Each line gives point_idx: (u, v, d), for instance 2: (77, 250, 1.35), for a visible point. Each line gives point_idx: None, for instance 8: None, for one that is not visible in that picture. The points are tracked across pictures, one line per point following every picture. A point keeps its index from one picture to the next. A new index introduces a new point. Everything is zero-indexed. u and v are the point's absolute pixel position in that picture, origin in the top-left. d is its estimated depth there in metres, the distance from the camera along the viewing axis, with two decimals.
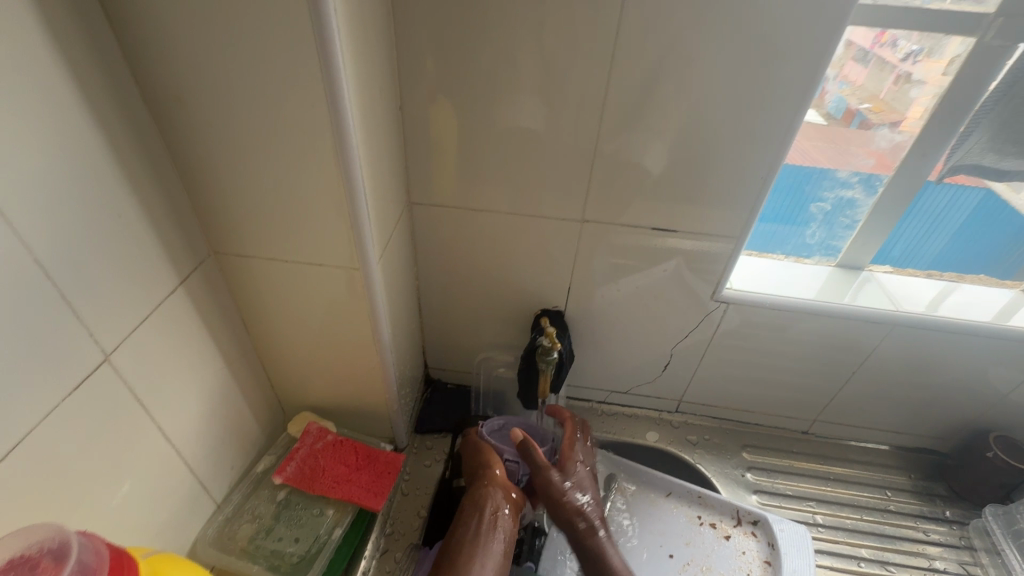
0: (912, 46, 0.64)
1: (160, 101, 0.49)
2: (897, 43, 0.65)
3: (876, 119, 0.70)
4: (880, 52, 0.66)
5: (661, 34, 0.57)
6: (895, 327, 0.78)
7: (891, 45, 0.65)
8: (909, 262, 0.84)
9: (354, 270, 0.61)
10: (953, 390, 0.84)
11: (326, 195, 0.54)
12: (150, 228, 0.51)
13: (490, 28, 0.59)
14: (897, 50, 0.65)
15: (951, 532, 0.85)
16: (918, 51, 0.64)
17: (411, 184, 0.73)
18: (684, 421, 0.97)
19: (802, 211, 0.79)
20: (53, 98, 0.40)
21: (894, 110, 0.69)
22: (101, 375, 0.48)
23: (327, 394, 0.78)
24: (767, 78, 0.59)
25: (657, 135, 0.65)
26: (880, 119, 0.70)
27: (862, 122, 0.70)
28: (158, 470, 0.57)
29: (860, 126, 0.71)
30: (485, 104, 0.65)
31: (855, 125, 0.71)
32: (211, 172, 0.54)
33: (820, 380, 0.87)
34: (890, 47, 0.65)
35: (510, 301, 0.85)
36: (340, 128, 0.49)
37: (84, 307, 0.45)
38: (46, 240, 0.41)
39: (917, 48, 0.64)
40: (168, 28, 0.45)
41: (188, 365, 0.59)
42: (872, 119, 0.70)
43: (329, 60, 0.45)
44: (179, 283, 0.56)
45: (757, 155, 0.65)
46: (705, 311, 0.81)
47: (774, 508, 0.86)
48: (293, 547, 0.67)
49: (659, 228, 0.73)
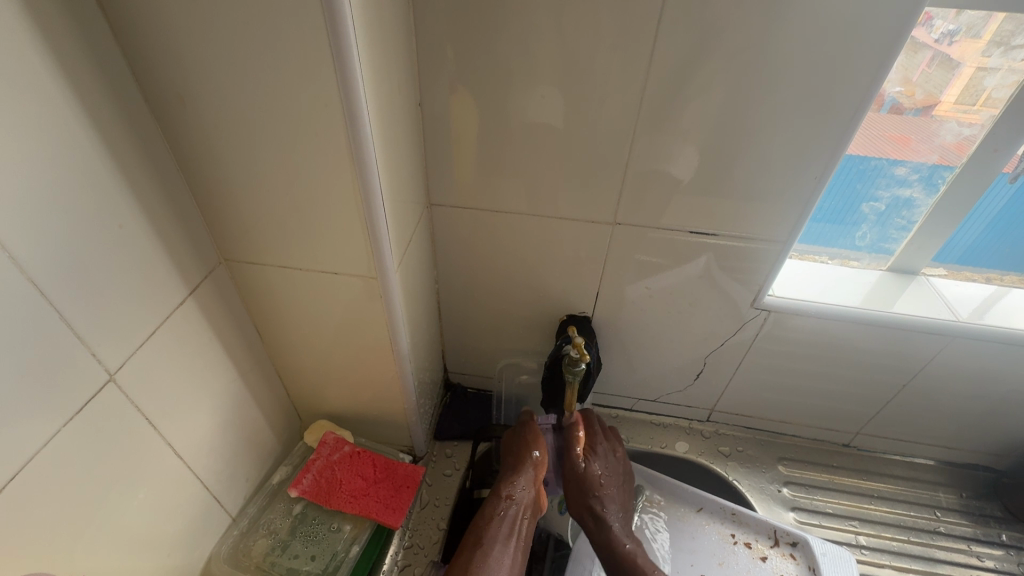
0: (949, 25, 0.58)
1: (162, 102, 0.46)
2: (933, 23, 0.57)
3: (908, 103, 0.63)
4: (915, 33, 0.58)
5: (705, 22, 0.52)
6: (954, 340, 0.72)
7: (928, 25, 0.57)
8: (947, 255, 0.76)
9: (371, 279, 0.57)
10: (1013, 406, 0.78)
11: (340, 199, 0.50)
12: (155, 238, 0.48)
13: (515, 17, 0.54)
14: (932, 31, 0.58)
15: (1007, 558, 0.79)
16: (956, 30, 0.58)
17: (430, 185, 0.69)
18: (715, 431, 0.92)
19: (853, 210, 0.73)
20: (43, 101, 0.36)
21: (927, 95, 0.62)
22: (106, 396, 0.45)
23: (344, 402, 0.75)
24: (825, 69, 0.53)
25: (696, 132, 0.59)
26: (912, 103, 0.63)
27: (892, 107, 0.63)
28: (170, 489, 0.54)
29: (890, 111, 0.64)
30: (508, 99, 0.60)
31: (885, 110, 0.64)
32: (220, 177, 0.50)
33: (865, 392, 0.82)
34: (926, 28, 0.58)
35: (533, 306, 0.81)
36: (355, 129, 0.45)
37: (86, 325, 0.42)
38: (39, 257, 0.38)
39: (954, 28, 0.58)
40: (167, 22, 0.41)
41: (199, 379, 0.56)
42: (903, 104, 0.63)
43: (342, 55, 0.41)
44: (188, 293, 0.53)
45: (812, 155, 0.59)
46: (743, 319, 0.76)
47: (813, 528, 0.82)
48: (309, 565, 0.65)
49: (697, 231, 0.68)
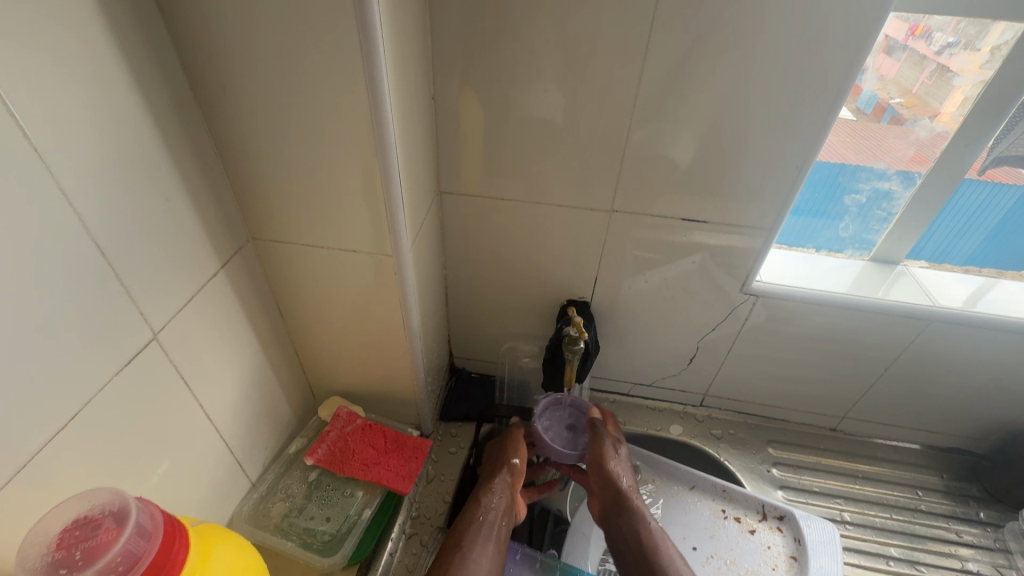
0: (948, 38, 0.63)
1: (205, 89, 0.51)
2: (933, 35, 0.64)
3: (908, 113, 0.69)
4: (914, 45, 0.65)
5: (697, 24, 0.57)
6: (930, 324, 0.76)
7: (927, 37, 0.64)
8: (941, 260, 0.82)
9: (385, 257, 0.62)
10: (989, 390, 0.83)
11: (360, 181, 0.55)
12: (194, 213, 0.53)
13: (523, 17, 0.59)
14: (932, 43, 0.64)
15: (984, 535, 0.83)
16: (955, 42, 0.63)
17: (441, 174, 0.74)
18: (708, 415, 0.96)
19: (836, 203, 0.77)
20: (107, 83, 0.42)
21: (928, 105, 0.68)
22: (148, 353, 0.50)
23: (356, 380, 0.79)
24: (805, 67, 0.58)
25: (688, 125, 0.64)
26: (912, 113, 0.69)
27: (893, 117, 0.70)
28: (199, 447, 0.59)
29: (890, 121, 0.70)
30: (514, 94, 0.65)
31: (886, 119, 0.70)
32: (251, 159, 0.55)
33: (850, 376, 0.86)
34: (925, 40, 0.64)
35: (536, 293, 0.86)
36: (377, 116, 0.50)
37: (134, 286, 0.47)
38: (99, 221, 0.43)
39: (954, 40, 0.63)
40: (213, 16, 0.46)
41: (227, 346, 0.61)
42: (904, 113, 0.69)
43: (369, 48, 0.46)
44: (220, 266, 0.58)
45: (796, 147, 0.64)
46: (732, 305, 0.80)
47: (800, 505, 0.86)
48: (324, 526, 0.69)
49: (689, 220, 0.72)
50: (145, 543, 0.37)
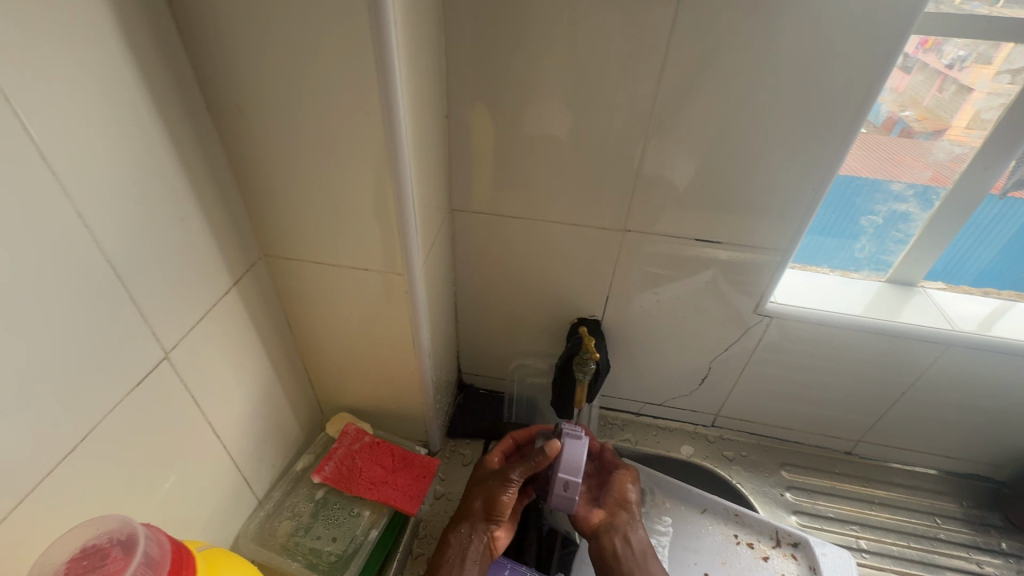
0: (959, 51, 0.62)
1: (221, 108, 0.51)
2: (943, 49, 0.62)
3: (919, 127, 0.68)
4: (925, 57, 0.63)
5: (710, 44, 0.57)
6: (949, 348, 0.74)
7: (938, 51, 0.62)
8: (955, 278, 0.80)
9: (397, 275, 0.61)
10: (1012, 415, 0.80)
11: (374, 200, 0.55)
12: (208, 231, 0.53)
13: (538, 37, 0.59)
14: (943, 56, 0.63)
15: (1007, 566, 0.81)
16: (966, 56, 0.62)
17: (453, 192, 0.74)
18: (720, 436, 0.95)
19: (852, 224, 0.77)
20: (124, 104, 0.42)
21: (939, 118, 0.67)
22: (160, 372, 0.50)
23: (364, 396, 0.79)
24: (822, 88, 0.58)
25: (702, 145, 0.64)
26: (924, 127, 0.68)
27: (903, 130, 0.68)
28: (207, 464, 0.58)
29: (901, 134, 0.68)
30: (527, 111, 0.65)
31: (896, 132, 0.68)
32: (266, 179, 0.56)
33: (867, 400, 0.84)
34: (936, 53, 0.63)
35: (546, 310, 0.85)
36: (392, 135, 0.50)
37: (147, 305, 0.47)
38: (114, 240, 0.43)
39: (965, 54, 0.62)
40: (229, 36, 0.46)
41: (237, 363, 0.61)
42: (915, 127, 0.68)
43: (386, 69, 0.46)
44: (232, 284, 0.58)
45: (809, 170, 0.64)
46: (746, 325, 0.79)
47: (814, 531, 0.84)
48: (330, 546, 0.68)
49: (703, 239, 0.72)
50: (151, 571, 0.36)
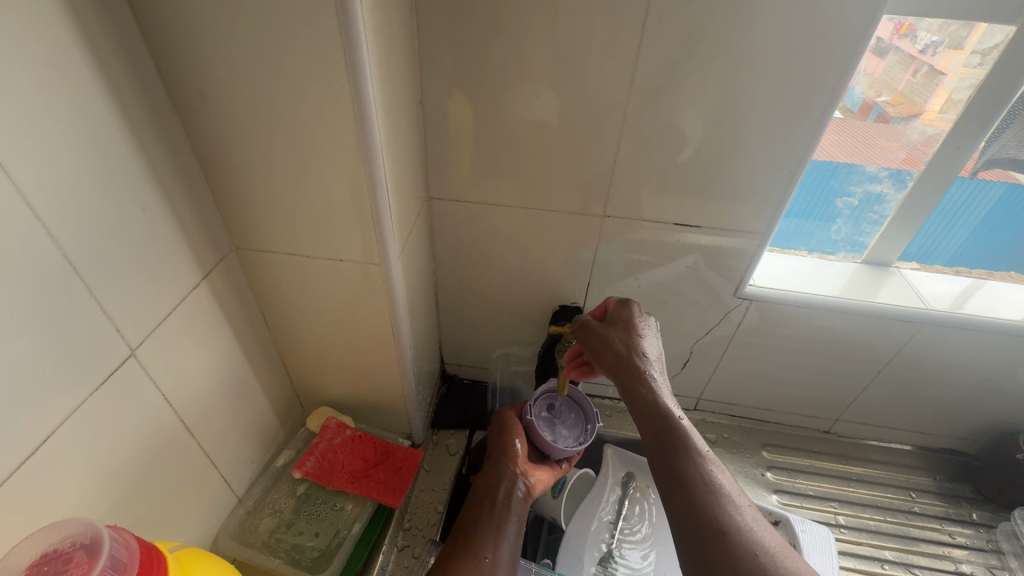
0: (932, 36, 0.63)
1: (183, 96, 0.49)
2: (917, 34, 0.63)
3: (894, 112, 0.68)
4: (899, 43, 0.64)
5: (688, 25, 0.56)
6: (924, 326, 0.76)
7: (912, 36, 0.63)
8: (926, 258, 0.82)
9: (373, 266, 0.60)
10: (982, 391, 0.83)
11: (347, 189, 0.54)
12: (173, 224, 0.51)
13: (512, 19, 0.58)
14: (917, 42, 0.63)
15: (978, 535, 0.84)
16: (939, 41, 0.63)
17: (430, 180, 0.73)
18: (702, 419, 0.96)
19: (828, 206, 0.77)
20: (76, 89, 0.40)
21: (913, 103, 0.67)
22: (127, 370, 0.48)
23: (345, 390, 0.78)
24: (798, 70, 0.57)
25: (680, 128, 0.63)
26: (898, 111, 0.68)
27: (879, 115, 0.69)
28: (182, 463, 0.57)
29: (877, 119, 0.69)
30: (503, 96, 0.64)
31: (872, 118, 0.69)
32: (234, 169, 0.54)
33: (844, 379, 0.86)
34: (910, 38, 0.63)
35: (527, 298, 0.85)
36: (362, 122, 0.48)
37: (109, 302, 0.45)
38: (71, 233, 0.41)
39: (938, 39, 0.63)
40: (188, 19, 0.44)
41: (210, 358, 0.59)
42: (890, 112, 0.68)
43: (354, 53, 0.44)
44: (202, 278, 0.57)
45: (786, 152, 0.64)
46: (726, 309, 0.80)
47: (795, 509, 0.86)
48: (313, 541, 0.67)
49: (682, 224, 0.72)
50: None
